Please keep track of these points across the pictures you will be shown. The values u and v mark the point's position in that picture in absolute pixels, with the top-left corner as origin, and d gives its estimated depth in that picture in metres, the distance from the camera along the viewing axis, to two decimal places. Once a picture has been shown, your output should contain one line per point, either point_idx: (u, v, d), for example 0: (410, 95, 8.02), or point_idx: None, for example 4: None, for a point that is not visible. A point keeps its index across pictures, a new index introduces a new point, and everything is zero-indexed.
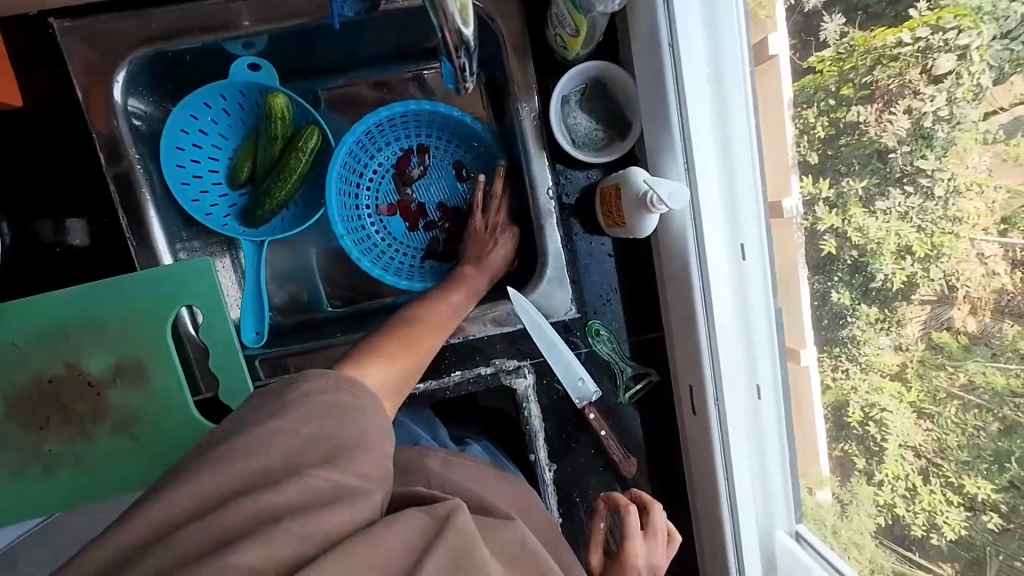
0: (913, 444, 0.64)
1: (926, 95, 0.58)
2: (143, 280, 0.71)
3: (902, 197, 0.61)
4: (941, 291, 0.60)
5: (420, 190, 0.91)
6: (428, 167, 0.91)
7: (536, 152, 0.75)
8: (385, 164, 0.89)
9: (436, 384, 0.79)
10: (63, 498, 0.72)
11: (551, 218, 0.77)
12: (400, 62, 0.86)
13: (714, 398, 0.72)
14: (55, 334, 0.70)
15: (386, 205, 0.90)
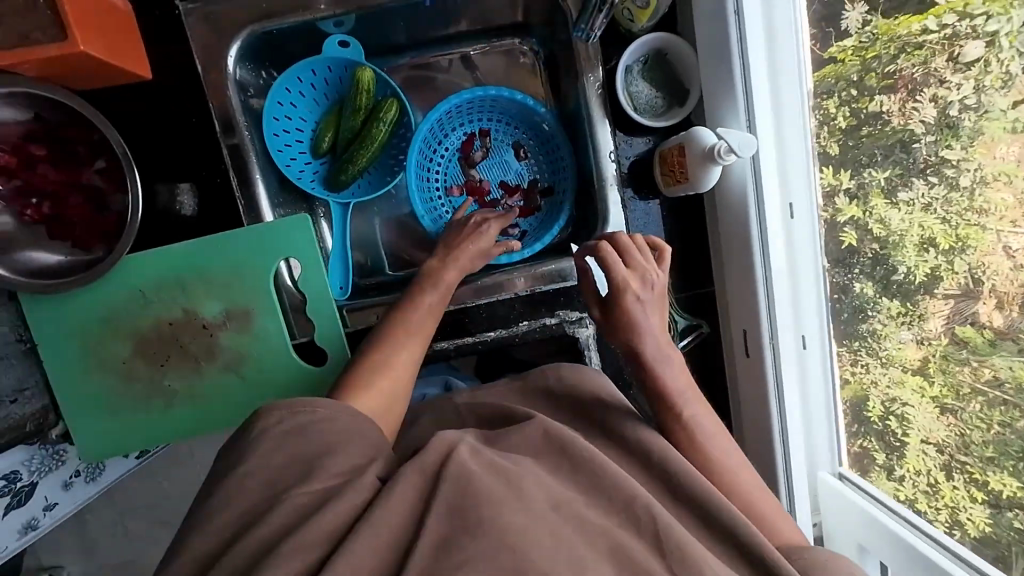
0: (935, 439, 0.72)
1: (952, 83, 0.64)
2: (250, 236, 0.79)
3: (925, 187, 0.68)
4: (966, 285, 0.66)
5: (483, 170, 1.01)
6: (488, 149, 1.00)
7: (600, 119, 0.81)
8: (451, 148, 0.98)
9: (504, 332, 0.87)
10: (183, 428, 0.82)
11: (612, 180, 0.84)
12: (469, 40, 0.94)
13: (769, 343, 0.77)
14: (174, 283, 0.79)
15: (454, 186, 0.99)
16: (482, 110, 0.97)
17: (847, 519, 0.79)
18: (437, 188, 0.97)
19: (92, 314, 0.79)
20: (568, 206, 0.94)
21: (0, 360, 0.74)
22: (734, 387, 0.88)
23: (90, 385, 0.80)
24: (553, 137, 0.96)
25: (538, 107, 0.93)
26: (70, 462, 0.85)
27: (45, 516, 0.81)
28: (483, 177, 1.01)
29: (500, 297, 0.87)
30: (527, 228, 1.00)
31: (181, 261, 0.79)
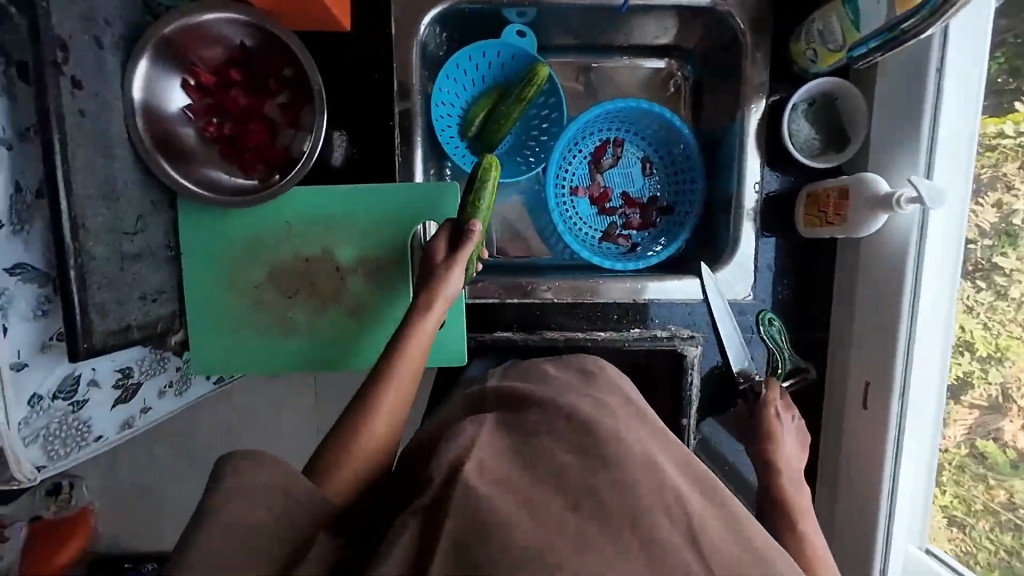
0: (937, 545, 0.77)
1: (1018, 191, 0.69)
2: (400, 192, 0.83)
3: (974, 289, 0.72)
4: (994, 397, 0.72)
5: (609, 178, 1.04)
6: (619, 158, 1.03)
7: (752, 152, 0.84)
8: (584, 151, 1.02)
9: (615, 335, 0.89)
10: (349, 356, 0.85)
11: (750, 209, 0.85)
12: (626, 51, 0.98)
13: (899, 395, 0.75)
14: (321, 223, 0.83)
15: (580, 187, 1.02)
16: (622, 120, 1.00)
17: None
18: (564, 186, 1.01)
19: (241, 236, 0.84)
20: (688, 229, 0.98)
21: (152, 259, 0.79)
22: (829, 437, 0.87)
23: (222, 302, 0.84)
24: (689, 160, 0.98)
25: (685, 129, 0.96)
26: (167, 371, 0.94)
27: (140, 416, 0.89)
28: (607, 185, 1.04)
29: (617, 300, 0.91)
30: (639, 241, 1.04)
31: (332, 203, 0.83)
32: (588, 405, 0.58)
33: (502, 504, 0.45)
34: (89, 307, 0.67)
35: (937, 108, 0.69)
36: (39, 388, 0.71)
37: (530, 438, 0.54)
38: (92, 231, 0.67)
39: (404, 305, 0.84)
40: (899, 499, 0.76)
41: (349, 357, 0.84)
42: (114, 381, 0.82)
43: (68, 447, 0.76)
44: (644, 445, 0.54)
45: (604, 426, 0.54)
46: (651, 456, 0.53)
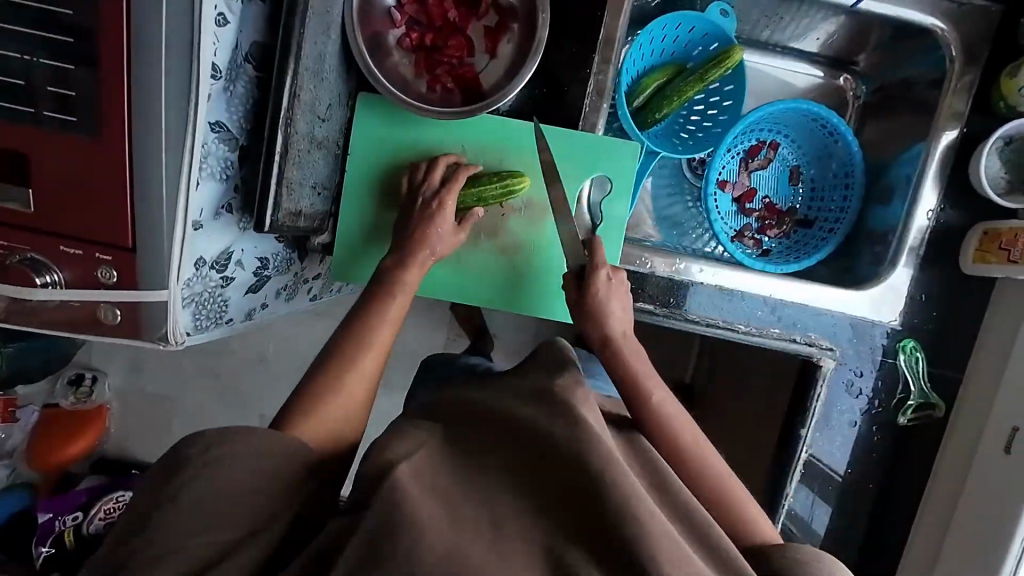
0: None
1: None
2: (584, 140, 0.81)
3: None
4: None
5: (754, 179, 1.03)
6: (770, 161, 1.02)
7: (932, 180, 0.84)
8: (739, 147, 1.00)
9: (756, 333, 0.87)
10: (498, 297, 0.86)
11: (918, 232, 0.85)
12: (782, 52, 1.03)
13: None
14: (495, 156, 0.82)
15: (727, 182, 1.01)
16: (785, 124, 1.00)
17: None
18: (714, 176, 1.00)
19: (409, 150, 0.81)
20: (833, 245, 0.95)
21: (325, 152, 0.76)
22: (944, 483, 0.86)
23: (375, 213, 0.82)
24: (846, 177, 0.97)
25: (855, 144, 0.93)
26: (291, 270, 0.92)
27: (259, 309, 0.87)
28: (752, 185, 1.03)
29: (766, 298, 0.88)
30: (770, 248, 1.01)
31: (513, 137, 0.81)
32: (539, 403, 0.55)
33: (428, 507, 0.46)
34: (283, 182, 0.65)
35: None
36: (205, 253, 0.68)
37: (490, 447, 0.52)
38: (302, 106, 0.65)
39: (562, 257, 0.84)
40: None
41: (497, 292, 0.85)
42: (254, 267, 0.80)
43: (208, 322, 0.74)
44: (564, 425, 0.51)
45: (546, 428, 0.51)
46: (593, 433, 0.49)
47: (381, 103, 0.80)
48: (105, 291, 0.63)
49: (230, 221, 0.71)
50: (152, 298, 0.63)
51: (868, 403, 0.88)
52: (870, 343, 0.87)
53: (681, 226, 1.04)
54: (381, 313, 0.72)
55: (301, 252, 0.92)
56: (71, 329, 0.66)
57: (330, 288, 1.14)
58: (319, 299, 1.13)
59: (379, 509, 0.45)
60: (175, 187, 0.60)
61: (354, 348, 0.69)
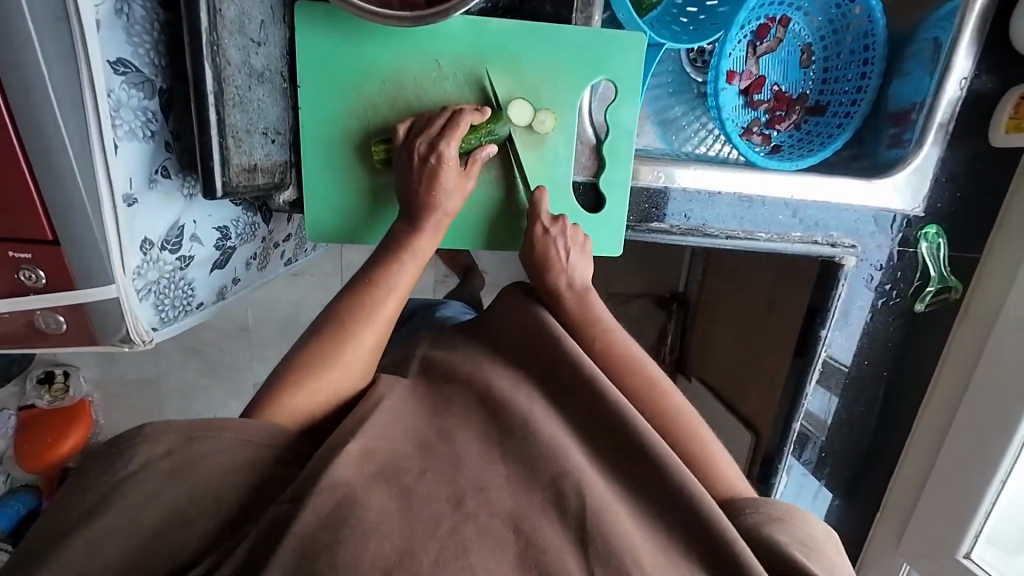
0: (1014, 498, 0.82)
1: None
2: (582, 38, 0.68)
3: None
4: None
5: (763, 65, 0.91)
6: (780, 42, 0.90)
7: (968, 40, 0.76)
8: (749, 26, 0.88)
9: (777, 241, 0.82)
10: (502, 233, 0.75)
11: (947, 105, 0.78)
12: None
13: None
14: (478, 69, 0.68)
15: (735, 72, 0.88)
16: None
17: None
18: None
19: (373, 70, 0.66)
20: (850, 132, 0.86)
21: (268, 84, 0.61)
22: (955, 363, 0.87)
23: (346, 157, 0.68)
24: (866, 50, 0.86)
25: (878, 9, 0.83)
26: (256, 240, 0.79)
27: (232, 286, 0.76)
28: (761, 73, 0.91)
29: (787, 199, 0.81)
30: (780, 143, 0.91)
31: (498, 42, 0.67)
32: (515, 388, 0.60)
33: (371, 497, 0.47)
34: (227, 131, 0.52)
35: None
36: (148, 232, 0.56)
37: (491, 416, 0.57)
38: (228, 26, 0.51)
39: (571, 179, 0.73)
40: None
41: (500, 236, 0.74)
42: (213, 240, 0.68)
43: (174, 312, 0.63)
44: (541, 416, 0.57)
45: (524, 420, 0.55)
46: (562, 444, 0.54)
47: (325, 11, 0.64)
48: (36, 297, 0.52)
49: (171, 189, 0.58)
50: (96, 299, 0.52)
51: (886, 296, 0.87)
52: (891, 233, 0.83)
53: (684, 130, 0.93)
54: (367, 292, 0.66)
55: (264, 214, 0.78)
56: (12, 343, 0.56)
57: (304, 247, 1.01)
58: (295, 261, 1.01)
59: (318, 505, 0.46)
60: (88, 153, 0.47)
61: (311, 356, 0.62)
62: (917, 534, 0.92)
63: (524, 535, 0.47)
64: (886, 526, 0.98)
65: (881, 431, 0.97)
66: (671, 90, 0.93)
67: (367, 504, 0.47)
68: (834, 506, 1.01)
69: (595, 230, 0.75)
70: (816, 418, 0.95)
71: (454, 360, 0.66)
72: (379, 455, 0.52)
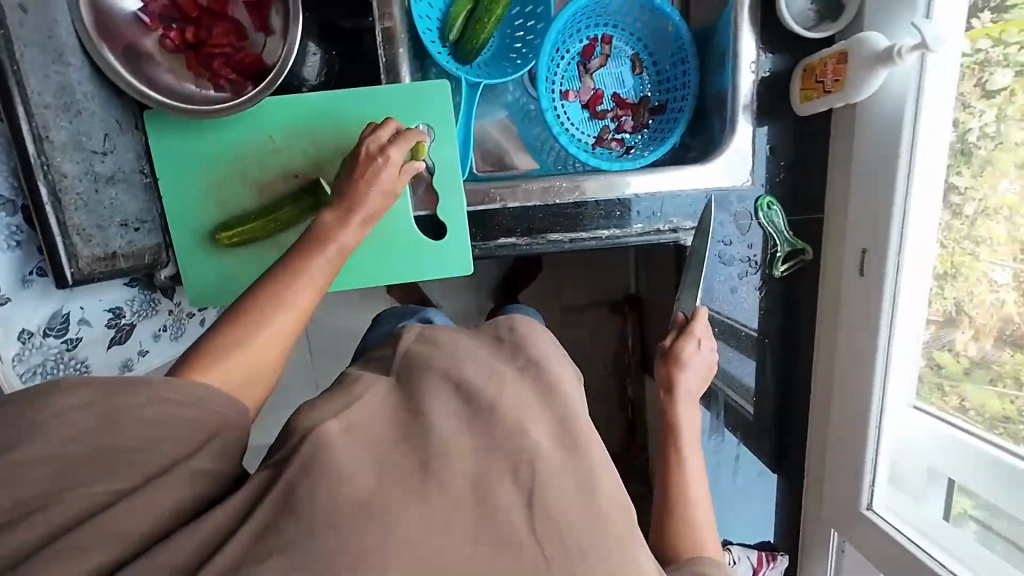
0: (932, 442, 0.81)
1: (976, 108, 0.71)
2: (391, 96, 0.79)
3: (947, 218, 0.75)
4: (947, 313, 0.77)
5: (598, 80, 1.00)
6: (608, 58, 0.99)
7: (746, 28, 0.82)
8: (573, 50, 0.97)
9: (620, 234, 0.88)
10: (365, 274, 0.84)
11: (746, 90, 0.85)
12: None
13: (894, 276, 0.78)
14: (307, 137, 0.78)
15: (572, 90, 0.99)
16: (610, 13, 0.96)
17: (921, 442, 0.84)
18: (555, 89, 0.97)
19: (218, 156, 0.77)
20: (684, 124, 0.94)
21: (123, 185, 0.72)
22: (827, 319, 0.91)
23: (206, 232, 0.78)
24: (680, 51, 0.94)
25: (676, 16, 0.91)
26: (160, 315, 0.86)
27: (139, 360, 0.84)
28: (598, 87, 1.00)
29: (620, 196, 0.88)
30: (634, 144, 1.00)
31: (321, 113, 0.78)
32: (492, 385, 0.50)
33: None
34: (70, 230, 0.64)
35: None
36: (28, 324, 0.68)
37: None
38: (59, 149, 0.63)
39: (411, 215, 0.82)
40: (891, 376, 0.82)
41: (353, 277, 0.83)
42: (104, 321, 0.78)
43: None
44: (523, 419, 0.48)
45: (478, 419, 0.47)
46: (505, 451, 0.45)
47: (166, 118, 0.75)
48: None
49: (47, 286, 0.69)
50: None
51: (745, 266, 0.91)
52: (728, 208, 0.89)
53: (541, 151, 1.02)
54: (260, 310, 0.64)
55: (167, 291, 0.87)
56: None
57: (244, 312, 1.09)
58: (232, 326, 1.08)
59: None
60: None
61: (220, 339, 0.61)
62: (832, 496, 0.93)
63: (480, 497, 0.43)
64: (814, 493, 0.98)
65: (785, 399, 0.98)
66: (518, 117, 1.02)
67: (332, 466, 0.41)
68: (776, 483, 1.02)
69: (443, 257, 0.84)
70: (736, 387, 0.97)
71: (446, 342, 0.56)
72: (361, 433, 0.45)
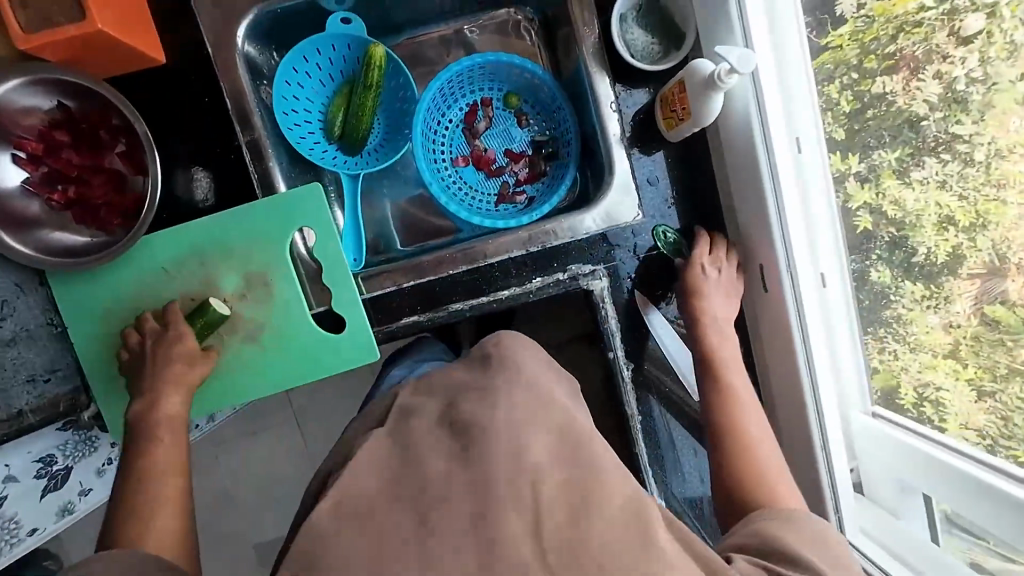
0: (974, 425, 0.71)
1: (957, 57, 0.67)
2: (264, 207, 0.81)
3: (938, 164, 0.71)
4: (990, 263, 0.68)
5: (488, 140, 1.01)
6: (492, 119, 1.01)
7: (598, 71, 0.84)
8: (455, 120, 1.00)
9: (520, 290, 0.87)
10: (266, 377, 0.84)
11: (613, 128, 0.84)
12: (440, 17, 0.97)
13: (789, 280, 0.75)
14: (195, 259, 0.82)
15: (461, 157, 1.00)
16: (484, 79, 0.99)
17: (878, 450, 0.80)
18: (442, 159, 0.99)
19: (118, 293, 0.82)
20: (572, 168, 0.94)
21: (31, 341, 0.77)
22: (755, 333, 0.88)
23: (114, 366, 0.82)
24: (555, 100, 0.97)
25: (541, 70, 0.94)
26: (101, 450, 0.88)
27: (78, 500, 0.87)
28: (487, 146, 1.01)
29: (512, 254, 0.86)
30: (535, 195, 1.00)
31: (204, 235, 0.82)
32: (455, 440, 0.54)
33: None
34: None
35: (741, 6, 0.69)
36: None
37: None
38: None
39: (309, 313, 0.83)
40: (824, 391, 0.76)
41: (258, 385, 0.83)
42: (34, 472, 0.78)
43: None
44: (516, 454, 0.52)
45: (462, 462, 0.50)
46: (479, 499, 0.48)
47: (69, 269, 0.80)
48: None
49: None
50: None
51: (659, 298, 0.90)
52: (626, 245, 0.90)
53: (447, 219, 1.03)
54: None
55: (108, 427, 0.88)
56: None
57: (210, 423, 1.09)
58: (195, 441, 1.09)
59: None
60: None
61: None
62: None
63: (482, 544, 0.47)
64: None
65: None
66: None
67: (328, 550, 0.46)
68: None
69: (346, 350, 0.84)
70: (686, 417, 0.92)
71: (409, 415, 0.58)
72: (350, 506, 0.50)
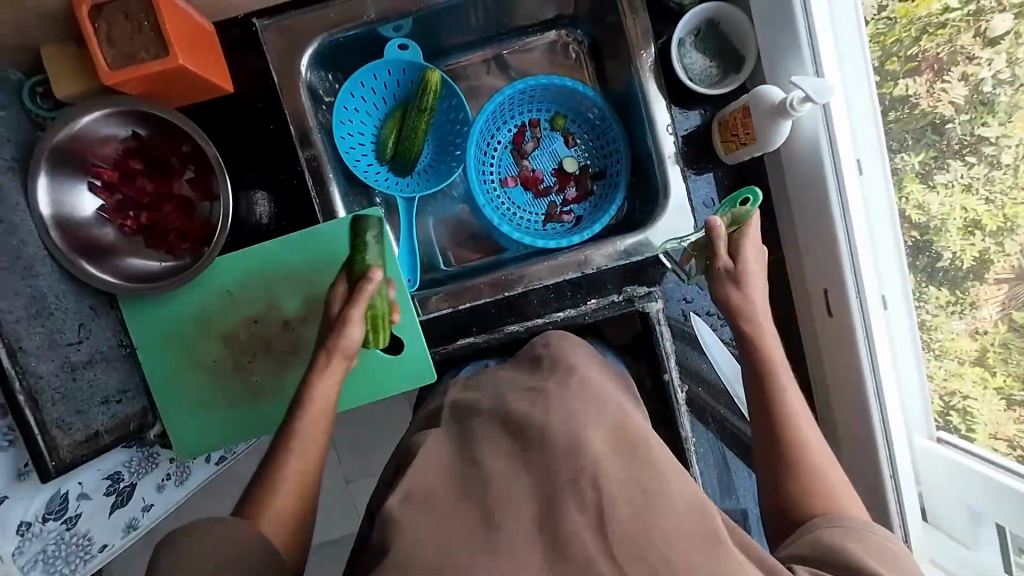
0: (1003, 433, 0.75)
1: (981, 60, 0.71)
2: (325, 231, 0.83)
3: (963, 168, 0.74)
4: (1016, 268, 0.72)
5: (536, 161, 1.02)
6: (540, 139, 1.02)
7: (655, 96, 0.84)
8: (504, 140, 1.01)
9: (575, 312, 0.87)
10: None
11: (670, 152, 0.85)
12: (489, 42, 0.99)
13: (855, 295, 0.74)
14: (259, 282, 0.84)
15: (509, 177, 1.01)
16: (534, 100, 1.00)
17: (942, 481, 0.78)
18: (492, 180, 1.00)
19: (185, 315, 0.84)
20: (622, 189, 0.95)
21: (104, 363, 0.79)
22: (812, 353, 0.87)
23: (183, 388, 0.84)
24: (604, 121, 0.97)
25: (592, 92, 0.95)
26: (162, 466, 0.89)
27: (143, 516, 0.87)
28: (535, 167, 1.02)
29: (567, 277, 0.87)
30: (582, 215, 1.00)
31: (267, 259, 0.83)
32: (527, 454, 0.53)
33: None
34: (49, 424, 0.67)
35: (813, 40, 0.70)
36: (25, 514, 0.73)
37: None
38: (32, 353, 0.67)
39: None
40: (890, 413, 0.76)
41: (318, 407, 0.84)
42: (103, 489, 0.81)
43: (70, 565, 0.79)
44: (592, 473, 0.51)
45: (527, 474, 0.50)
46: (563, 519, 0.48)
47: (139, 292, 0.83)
48: None
49: (37, 480, 0.73)
50: None
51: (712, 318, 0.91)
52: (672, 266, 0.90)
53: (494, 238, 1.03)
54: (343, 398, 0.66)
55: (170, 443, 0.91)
56: None
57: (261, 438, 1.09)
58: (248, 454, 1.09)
59: None
60: None
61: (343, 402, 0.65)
62: None
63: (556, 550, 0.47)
64: None
65: None
66: None
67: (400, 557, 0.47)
68: None
69: (404, 372, 0.85)
70: (741, 440, 0.91)
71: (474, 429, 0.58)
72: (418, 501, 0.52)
